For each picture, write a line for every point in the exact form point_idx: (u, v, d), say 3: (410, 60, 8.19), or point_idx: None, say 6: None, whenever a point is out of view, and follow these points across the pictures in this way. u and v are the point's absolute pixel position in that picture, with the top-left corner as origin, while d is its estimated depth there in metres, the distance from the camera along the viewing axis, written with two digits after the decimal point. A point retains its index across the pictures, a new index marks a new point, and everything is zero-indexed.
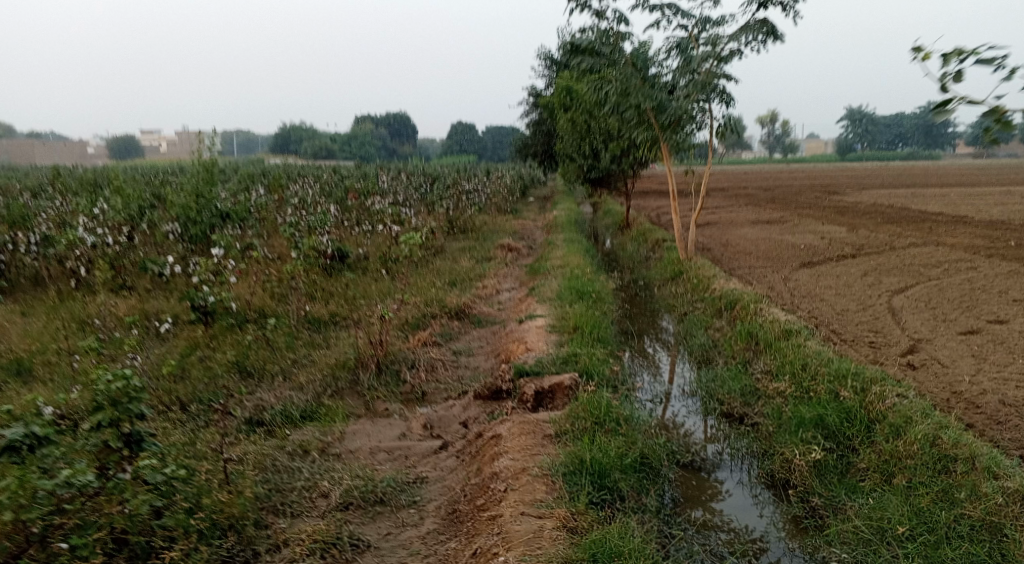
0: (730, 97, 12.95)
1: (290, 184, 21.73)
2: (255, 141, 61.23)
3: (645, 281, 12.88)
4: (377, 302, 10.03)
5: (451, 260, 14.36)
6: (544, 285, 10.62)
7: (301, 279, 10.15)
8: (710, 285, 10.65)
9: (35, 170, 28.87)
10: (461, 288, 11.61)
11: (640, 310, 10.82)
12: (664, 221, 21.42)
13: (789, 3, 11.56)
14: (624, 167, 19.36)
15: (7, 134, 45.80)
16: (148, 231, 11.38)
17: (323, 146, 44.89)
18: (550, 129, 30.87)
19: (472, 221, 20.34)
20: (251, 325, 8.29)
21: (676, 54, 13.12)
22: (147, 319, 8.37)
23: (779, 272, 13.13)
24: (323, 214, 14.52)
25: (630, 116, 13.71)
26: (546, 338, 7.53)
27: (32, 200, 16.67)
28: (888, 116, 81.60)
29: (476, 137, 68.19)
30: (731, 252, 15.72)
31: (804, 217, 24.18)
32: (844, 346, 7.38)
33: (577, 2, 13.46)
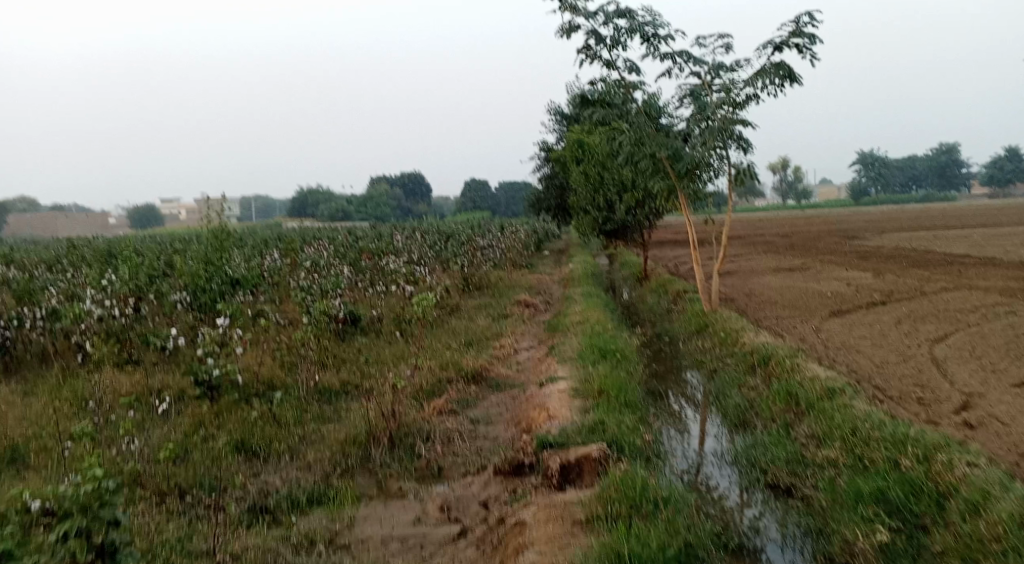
0: (748, 143, 12.67)
1: (304, 247, 21.65)
2: (274, 206, 62.16)
3: (668, 336, 12.40)
4: (391, 367, 9.63)
5: (466, 319, 13.99)
6: (565, 344, 10.18)
7: (312, 346, 9.81)
8: (739, 339, 10.17)
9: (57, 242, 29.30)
10: (478, 349, 11.19)
11: (666, 367, 10.34)
12: (684, 272, 20.99)
13: (804, 44, 11.37)
14: (640, 219, 19.06)
15: (34, 209, 46.89)
16: (156, 301, 11.13)
17: (339, 208, 45.26)
18: (563, 183, 30.81)
19: (487, 278, 20.05)
20: (258, 399, 7.92)
21: (690, 101, 12.92)
22: (151, 396, 8.03)
23: (809, 322, 12.60)
24: (335, 277, 14.27)
25: (645, 166, 13.44)
26: (570, 403, 7.06)
27: (47, 272, 16.67)
28: (901, 159, 81.33)
29: (489, 194, 68.63)
30: (756, 302, 15.21)
31: (827, 263, 23.62)
32: (893, 404, 6.84)
33: (588, 54, 13.38)
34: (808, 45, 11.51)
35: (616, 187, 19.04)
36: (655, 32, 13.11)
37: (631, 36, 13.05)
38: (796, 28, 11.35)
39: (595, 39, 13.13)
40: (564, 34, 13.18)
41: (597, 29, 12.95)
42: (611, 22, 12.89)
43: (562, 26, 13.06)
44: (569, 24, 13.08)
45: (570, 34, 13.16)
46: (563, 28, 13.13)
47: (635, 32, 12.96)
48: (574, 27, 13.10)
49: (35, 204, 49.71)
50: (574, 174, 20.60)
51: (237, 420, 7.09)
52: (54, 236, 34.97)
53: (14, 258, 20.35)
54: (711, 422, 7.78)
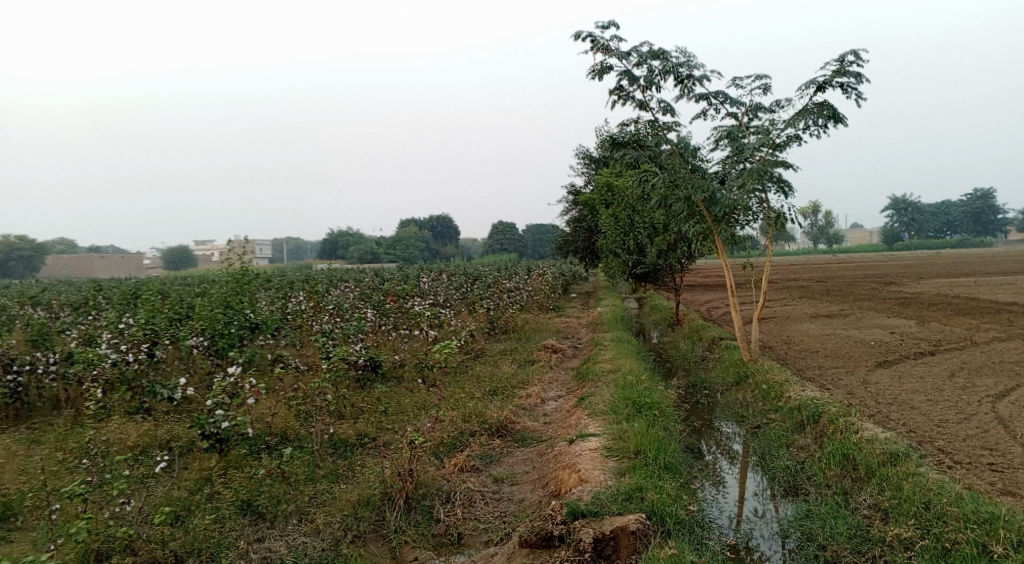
0: (789, 185, 12.14)
1: (329, 289, 21.44)
2: (305, 247, 62.74)
3: (704, 386, 11.77)
4: (411, 418, 9.15)
5: (491, 365, 13.49)
6: (596, 394, 9.61)
7: (330, 394, 9.38)
8: (783, 392, 9.52)
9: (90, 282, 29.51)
10: (503, 398, 10.66)
11: (703, 421, 9.70)
12: (717, 317, 20.30)
13: (850, 84, 10.89)
14: (672, 263, 18.50)
15: (72, 249, 47.77)
16: (173, 346, 10.85)
17: (368, 250, 45.31)
18: (592, 226, 30.41)
19: (514, 321, 19.57)
20: (269, 455, 7.50)
21: (727, 143, 12.46)
22: (158, 451, 7.66)
23: (855, 374, 11.88)
24: (358, 320, 13.91)
25: (678, 209, 12.97)
26: (601, 464, 6.50)
27: (73, 314, 16.57)
28: (936, 204, 79.77)
29: (517, 236, 68.53)
30: (796, 351, 14.48)
31: (867, 309, 22.72)
32: (963, 471, 6.16)
33: (620, 94, 13.06)
34: (853, 85, 11.03)
35: (646, 230, 18.55)
36: (690, 73, 12.75)
37: (665, 77, 12.69)
38: (840, 67, 10.89)
39: (628, 80, 12.80)
40: (595, 75, 12.88)
41: (630, 70, 12.63)
42: (645, 62, 12.56)
43: (593, 67, 12.76)
44: (601, 65, 12.78)
45: (602, 76, 12.86)
46: (595, 69, 12.83)
47: (669, 72, 12.62)
48: (606, 68, 12.79)
49: (74, 244, 50.72)
50: (603, 217, 20.16)
51: (244, 476, 6.67)
52: (91, 275, 35.21)
53: (43, 299, 20.42)
54: (757, 484, 7.16)
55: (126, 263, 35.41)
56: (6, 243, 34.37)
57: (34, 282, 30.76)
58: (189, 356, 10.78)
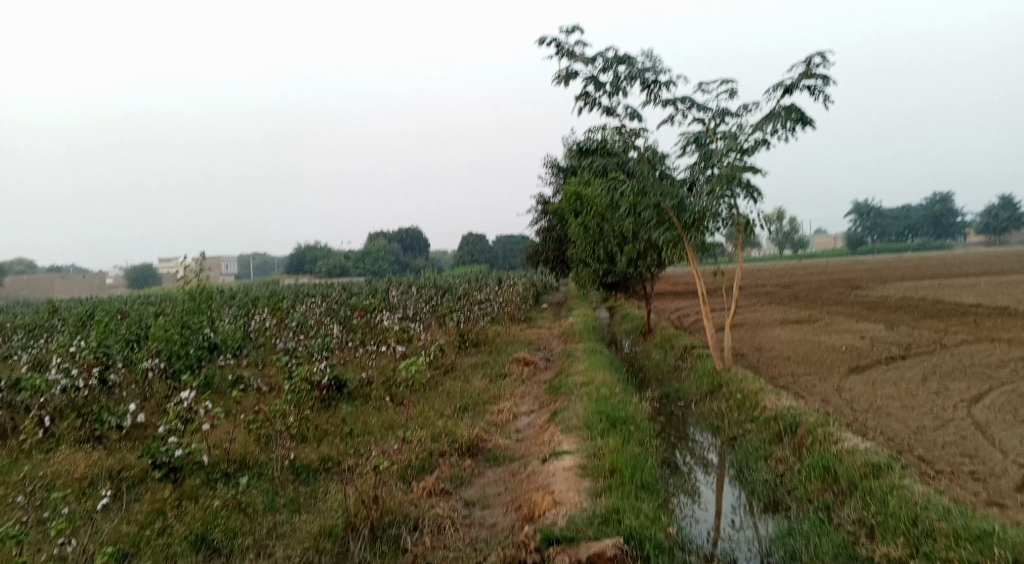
0: (758, 190, 12.06)
1: (295, 304, 20.93)
2: (273, 263, 61.90)
3: (678, 397, 11.60)
4: (378, 439, 8.80)
5: (462, 379, 13.17)
6: (569, 409, 9.36)
7: (293, 416, 9.01)
8: (759, 402, 9.37)
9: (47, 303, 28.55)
10: (473, 415, 10.36)
11: (679, 434, 9.49)
12: (689, 325, 20.21)
13: (817, 87, 10.85)
14: (642, 271, 18.38)
15: (31, 270, 46.45)
16: (127, 369, 10.36)
17: (337, 264, 44.70)
18: (561, 236, 30.27)
19: (485, 333, 19.27)
20: (226, 484, 7.11)
21: (695, 149, 12.35)
22: (108, 484, 7.22)
23: (829, 381, 11.79)
24: (324, 336, 13.51)
25: (648, 217, 12.82)
26: (576, 485, 6.23)
27: (24, 336, 15.89)
28: (896, 209, 81.35)
29: (487, 247, 68.29)
30: (768, 359, 14.40)
31: (835, 314, 22.85)
32: (946, 481, 6.01)
33: (587, 100, 12.89)
34: (819, 87, 11.00)
35: (616, 239, 18.42)
36: (657, 78, 12.64)
37: (632, 83, 12.56)
38: (806, 70, 10.84)
39: (594, 86, 12.65)
40: (561, 81, 12.71)
41: (596, 76, 12.48)
42: (611, 68, 12.42)
43: (558, 73, 12.59)
44: (566, 71, 12.62)
45: (567, 82, 12.69)
46: (560, 75, 12.66)
47: (635, 78, 12.49)
48: (572, 73, 12.63)
49: (32, 264, 49.31)
50: (573, 226, 19.98)
51: (198, 508, 6.28)
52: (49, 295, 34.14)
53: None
54: (735, 500, 6.95)
55: (87, 282, 34.48)
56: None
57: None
58: (145, 379, 10.31)
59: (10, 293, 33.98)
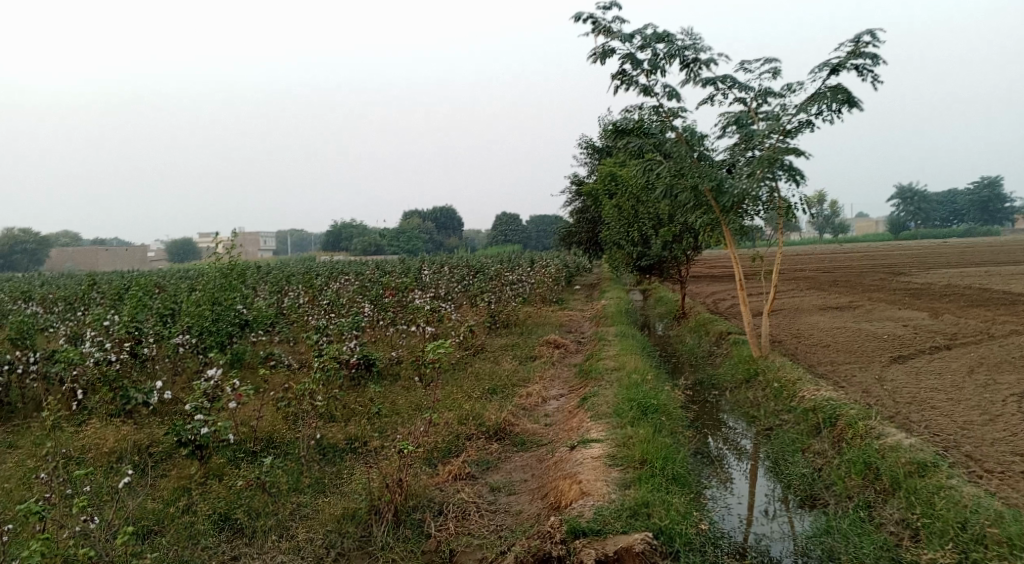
0: (800, 173, 11.64)
1: (327, 282, 21.00)
2: (309, 239, 62.52)
3: (711, 385, 11.33)
4: (405, 420, 8.71)
5: (491, 361, 13.05)
6: (599, 394, 9.17)
7: (320, 395, 8.97)
8: (796, 392, 9.07)
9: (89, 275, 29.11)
10: (502, 397, 10.24)
11: (712, 423, 9.25)
12: (724, 309, 19.82)
13: (866, 66, 10.36)
14: (677, 254, 18.03)
15: (75, 243, 47.52)
16: (158, 344, 10.43)
17: (371, 241, 44.88)
18: (595, 217, 29.91)
19: (516, 314, 19.12)
20: (252, 463, 7.11)
21: (735, 130, 11.95)
22: (135, 460, 7.25)
23: (870, 371, 11.40)
24: (354, 315, 13.48)
25: (684, 199, 12.49)
26: (604, 475, 6.06)
27: (64, 309, 16.17)
28: (942, 193, 78.99)
29: (520, 227, 68.07)
30: (806, 346, 14.01)
31: (877, 301, 22.21)
32: (996, 482, 5.71)
33: (623, 79, 12.54)
34: (869, 67, 10.51)
35: (651, 221, 18.06)
36: (697, 56, 12.23)
37: (670, 61, 12.17)
38: (855, 48, 10.35)
39: (631, 64, 12.29)
40: (597, 59, 12.38)
41: (634, 53, 12.12)
42: (649, 45, 12.05)
43: (594, 50, 12.26)
44: (603, 49, 12.28)
45: (604, 59, 12.35)
46: (596, 52, 12.32)
47: (674, 56, 12.09)
48: (608, 51, 12.29)
49: (77, 237, 50.43)
50: (607, 207, 19.65)
51: (222, 487, 6.26)
52: (92, 268, 34.84)
53: (38, 293, 20.08)
54: (770, 493, 6.73)
55: (130, 256, 35.12)
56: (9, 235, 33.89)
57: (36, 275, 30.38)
58: (176, 355, 10.37)
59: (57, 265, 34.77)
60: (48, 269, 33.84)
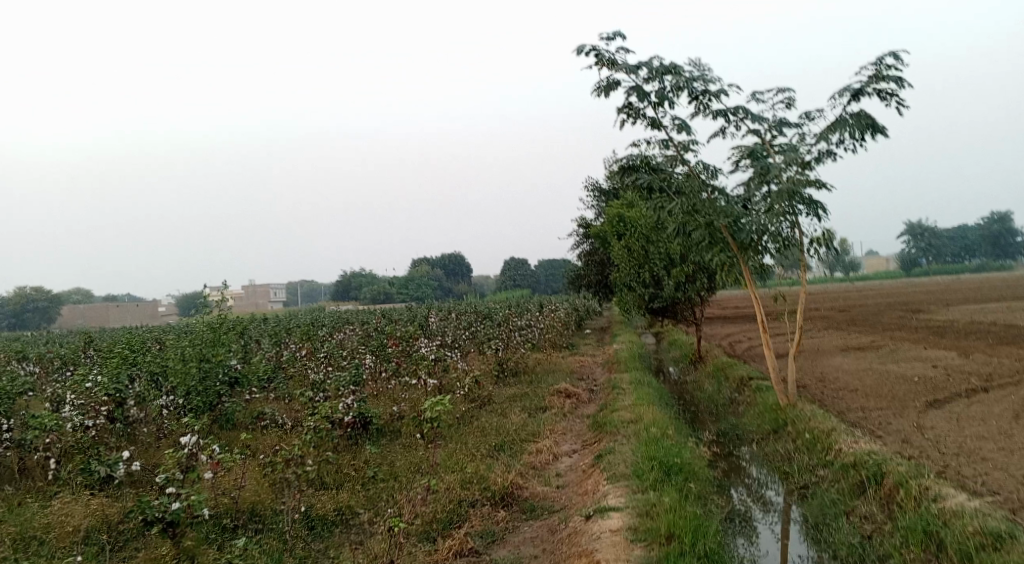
0: (822, 205, 11.03)
1: (331, 332, 20.33)
2: (319, 289, 62.29)
3: (735, 437, 10.54)
4: (404, 485, 7.96)
5: (499, 413, 12.29)
6: (615, 452, 8.40)
7: (312, 459, 8.25)
8: (831, 444, 8.27)
9: (95, 331, 28.48)
10: (511, 455, 9.47)
11: (740, 482, 8.44)
12: (742, 352, 18.99)
13: (889, 91, 9.81)
14: (691, 296, 17.32)
15: (86, 299, 47.24)
16: (142, 407, 9.75)
17: (381, 290, 44.40)
18: (604, 259, 29.32)
19: (525, 362, 18.36)
20: (229, 544, 6.40)
21: (749, 163, 11.37)
22: (99, 543, 6.53)
23: (906, 417, 10.58)
24: (355, 367, 12.81)
25: (698, 238, 11.86)
26: (625, 553, 5.32)
27: (57, 368, 15.55)
28: (953, 229, 78.16)
29: (530, 272, 67.66)
30: (833, 391, 13.18)
31: (901, 340, 21.30)
32: None
33: (630, 113, 12.06)
34: (892, 91, 9.95)
35: (662, 262, 17.41)
36: (706, 88, 11.75)
37: (679, 93, 11.70)
38: (877, 72, 9.81)
39: (638, 97, 11.83)
40: (601, 92, 11.94)
41: (640, 86, 11.67)
42: (656, 77, 11.59)
43: (598, 84, 11.82)
44: (607, 81, 11.83)
45: (609, 92, 11.90)
46: (601, 86, 11.88)
47: (682, 88, 11.62)
48: (613, 84, 11.85)
49: (88, 293, 50.20)
50: (616, 249, 19.03)
51: None
52: (103, 323, 34.20)
53: (36, 351, 19.49)
54: (809, 561, 6.06)
55: (141, 309, 34.51)
56: (22, 294, 33.39)
57: (44, 333, 29.88)
58: (160, 417, 9.69)
59: (68, 322, 34.30)
60: (57, 326, 33.37)
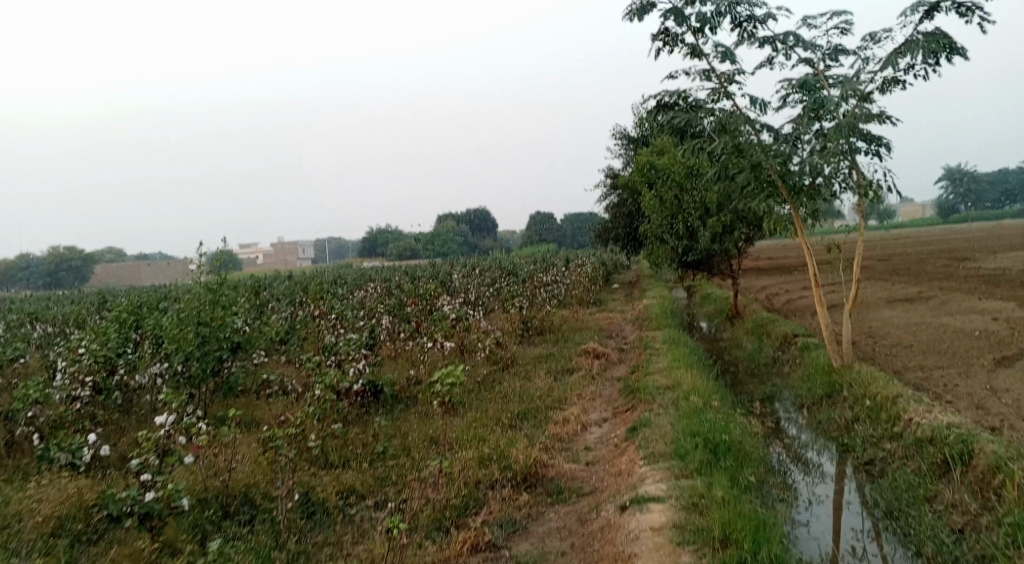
0: (884, 143, 9.84)
1: (351, 290, 19.56)
2: (346, 246, 61.84)
3: (783, 404, 9.56)
4: (416, 463, 7.14)
5: (523, 376, 11.46)
6: (652, 425, 7.48)
7: (315, 434, 7.47)
8: (900, 414, 7.28)
9: (123, 290, 27.97)
10: (534, 425, 8.64)
11: (794, 456, 7.50)
12: (782, 306, 17.90)
13: (970, 4, 8.66)
14: (727, 248, 16.22)
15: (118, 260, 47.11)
16: (133, 377, 9.02)
17: (407, 246, 43.70)
18: (633, 210, 28.11)
19: (551, 319, 17.45)
20: (213, 539, 5.63)
21: (801, 97, 10.18)
22: (69, 538, 5.81)
23: (975, 378, 9.49)
24: (369, 327, 12.04)
25: (742, 182, 10.73)
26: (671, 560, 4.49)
27: (66, 330, 14.90)
28: (995, 174, 75.10)
29: (556, 225, 66.44)
30: (886, 349, 12.09)
31: (951, 291, 19.99)
32: None
33: (667, 40, 10.95)
34: (973, 5, 8.78)
35: (697, 211, 16.26)
36: (751, 13, 10.52)
37: (721, 19, 10.50)
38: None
39: (675, 22, 10.70)
40: (634, 16, 10.98)
41: (677, 9, 10.52)
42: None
43: (630, 6, 10.80)
44: (641, 3, 10.79)
45: (643, 17, 10.86)
46: (633, 9, 10.85)
47: (725, 13, 10.40)
48: (647, 6, 10.81)
49: (122, 253, 50.10)
50: (647, 198, 17.88)
51: None
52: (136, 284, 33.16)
53: (53, 312, 18.97)
54: (864, 535, 5.65)
55: (175, 270, 33.34)
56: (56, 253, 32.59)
57: (76, 292, 29.14)
58: (155, 386, 8.95)
59: (102, 280, 33.31)
60: (91, 285, 32.59)
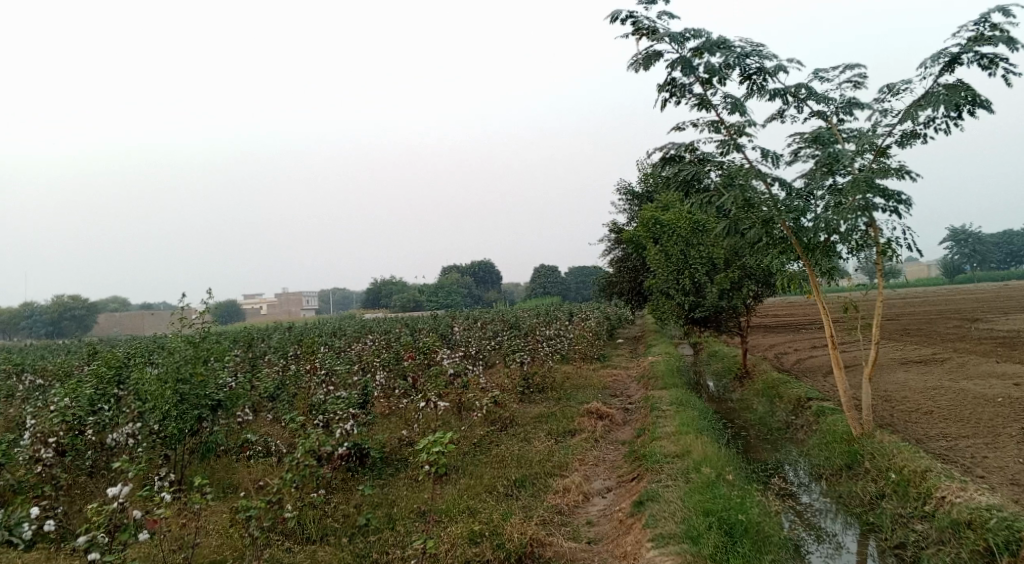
0: (903, 199, 9.49)
1: (348, 343, 19.01)
2: (350, 297, 61.52)
3: (799, 473, 8.93)
4: (400, 540, 6.53)
5: (523, 438, 10.85)
6: (660, 499, 6.87)
7: (292, 504, 6.87)
8: (931, 490, 6.69)
9: (121, 339, 27.31)
10: (531, 494, 8.03)
11: (813, 537, 6.86)
12: (792, 366, 17.28)
13: (991, 56, 8.72)
14: (735, 305, 15.73)
15: (124, 308, 46.57)
16: (103, 437, 8.45)
17: (411, 297, 43.28)
18: (637, 265, 27.68)
19: (553, 376, 16.83)
20: None
21: (814, 150, 9.86)
22: None
23: (1004, 449, 8.86)
24: (362, 383, 11.48)
25: (753, 237, 10.30)
26: None
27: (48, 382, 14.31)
28: (1000, 234, 74.81)
29: (560, 279, 66.10)
30: (904, 415, 11.44)
31: (967, 353, 19.32)
32: None
33: (674, 90, 10.71)
34: (994, 57, 8.81)
35: (704, 267, 15.82)
36: (760, 64, 10.28)
37: (729, 70, 10.25)
38: (978, 35, 8.70)
39: (682, 72, 10.47)
40: (639, 66, 10.76)
41: (685, 58, 10.29)
42: (703, 50, 10.19)
43: (636, 56, 10.62)
44: (648, 53, 10.61)
45: (648, 67, 10.66)
46: (639, 59, 10.67)
47: (734, 65, 10.16)
48: (653, 56, 10.62)
49: (127, 303, 49.68)
50: (652, 253, 17.47)
51: None
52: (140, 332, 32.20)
53: (42, 361, 18.37)
54: None
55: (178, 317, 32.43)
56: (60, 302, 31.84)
57: (77, 340, 28.40)
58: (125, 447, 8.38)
59: (105, 328, 32.42)
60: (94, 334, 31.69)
